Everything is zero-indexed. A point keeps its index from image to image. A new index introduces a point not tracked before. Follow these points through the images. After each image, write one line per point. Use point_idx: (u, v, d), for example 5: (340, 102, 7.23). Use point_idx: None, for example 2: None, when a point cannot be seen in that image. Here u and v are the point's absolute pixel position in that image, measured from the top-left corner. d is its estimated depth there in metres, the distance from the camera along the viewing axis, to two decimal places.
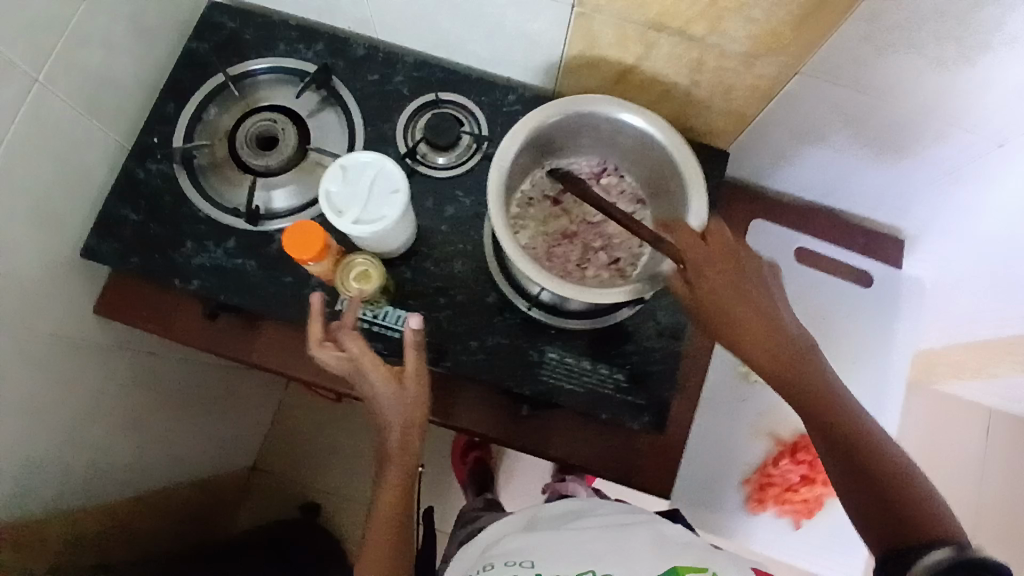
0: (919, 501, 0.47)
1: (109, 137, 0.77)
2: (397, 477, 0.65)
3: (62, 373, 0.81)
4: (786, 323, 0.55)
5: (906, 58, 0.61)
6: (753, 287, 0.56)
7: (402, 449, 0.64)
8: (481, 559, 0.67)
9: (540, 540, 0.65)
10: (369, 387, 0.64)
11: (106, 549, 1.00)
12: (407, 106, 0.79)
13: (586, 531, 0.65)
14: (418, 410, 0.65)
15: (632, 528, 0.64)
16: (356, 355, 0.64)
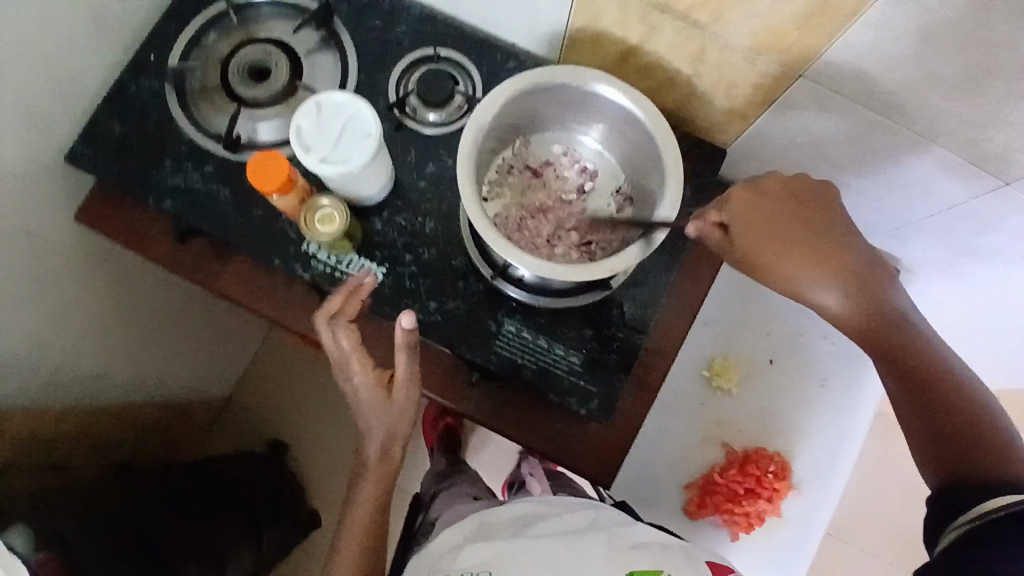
0: (995, 448, 0.52)
1: (106, 47, 0.77)
2: (373, 481, 0.73)
3: (36, 275, 0.82)
4: (877, 279, 0.57)
5: (915, 76, 0.58)
6: (834, 245, 0.57)
7: (382, 460, 0.72)
8: (438, 572, 0.63)
9: (496, 550, 0.61)
10: (360, 397, 0.69)
11: (65, 454, 1.01)
12: (404, 58, 0.78)
13: (542, 539, 0.61)
14: (400, 423, 0.69)
15: (588, 534, 0.61)
16: (345, 357, 0.67)
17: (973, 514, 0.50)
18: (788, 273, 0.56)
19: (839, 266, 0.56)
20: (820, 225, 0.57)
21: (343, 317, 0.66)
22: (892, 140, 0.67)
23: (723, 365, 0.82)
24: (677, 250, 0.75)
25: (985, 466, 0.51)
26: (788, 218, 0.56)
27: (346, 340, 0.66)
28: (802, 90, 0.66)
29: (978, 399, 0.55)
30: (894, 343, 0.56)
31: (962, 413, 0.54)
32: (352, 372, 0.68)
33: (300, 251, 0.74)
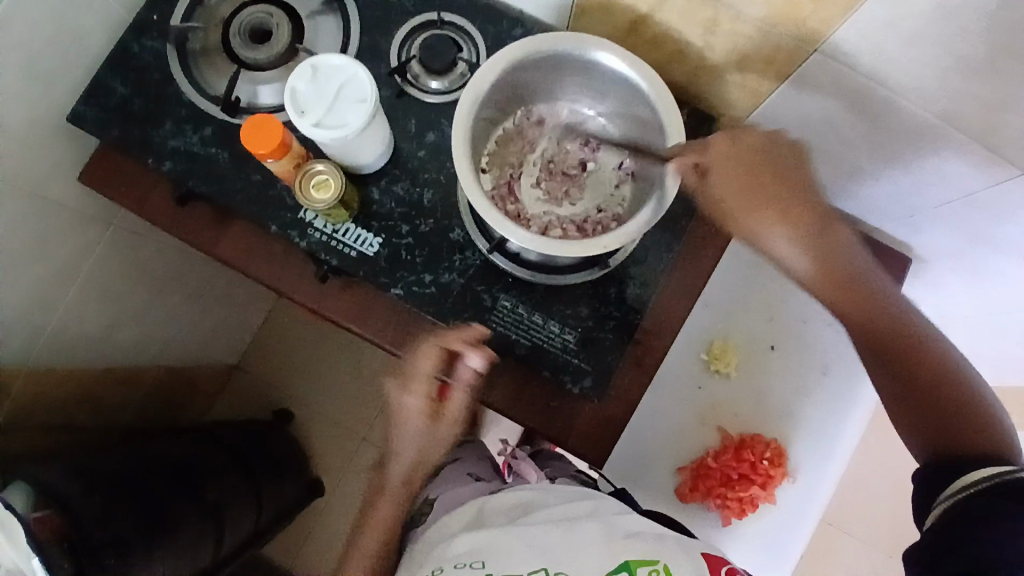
0: (973, 414, 0.53)
1: (108, 4, 0.76)
2: (393, 498, 0.72)
3: (39, 235, 0.82)
4: (840, 240, 0.56)
5: (937, 53, 0.55)
6: (803, 202, 0.55)
7: (405, 482, 0.72)
8: (428, 562, 0.61)
9: (489, 536, 0.60)
10: (405, 414, 0.69)
11: (71, 414, 1.03)
12: (407, 23, 0.76)
13: (534, 526, 0.61)
14: (434, 449, 0.71)
15: (581, 522, 0.61)
16: (414, 376, 0.67)
17: (957, 486, 0.50)
18: (763, 235, 0.56)
19: (809, 225, 0.55)
20: (787, 181, 0.56)
21: (446, 343, 0.66)
22: (909, 123, 0.64)
23: (722, 349, 0.80)
24: (679, 229, 0.73)
25: (970, 435, 0.52)
26: (760, 176, 0.56)
27: (430, 364, 0.66)
28: (816, 66, 0.63)
29: (949, 358, 0.55)
30: (860, 306, 0.55)
31: (937, 377, 0.54)
32: (412, 392, 0.67)
33: (296, 218, 0.73)
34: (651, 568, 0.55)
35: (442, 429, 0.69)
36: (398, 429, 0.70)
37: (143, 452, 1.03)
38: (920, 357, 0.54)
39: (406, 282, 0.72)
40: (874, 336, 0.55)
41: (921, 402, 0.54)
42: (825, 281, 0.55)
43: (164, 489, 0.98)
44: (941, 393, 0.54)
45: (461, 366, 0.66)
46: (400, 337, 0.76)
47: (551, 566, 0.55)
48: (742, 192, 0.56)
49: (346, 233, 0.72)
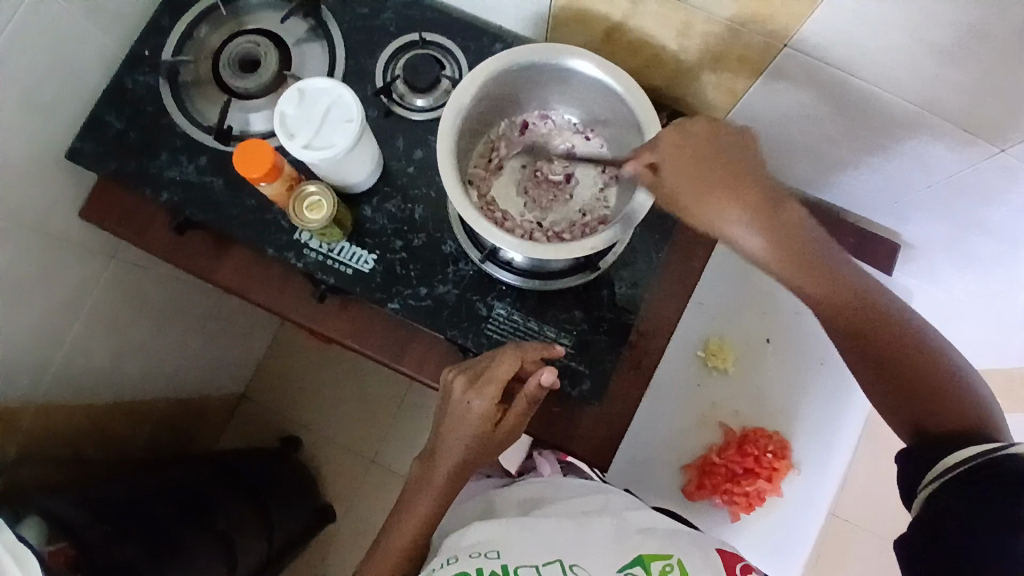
0: (951, 390, 0.52)
1: (102, 42, 0.78)
2: (434, 498, 0.67)
3: (42, 270, 0.84)
4: (789, 213, 0.53)
5: (905, 41, 0.56)
6: (754, 185, 0.53)
7: (445, 484, 0.68)
8: (443, 551, 0.59)
9: (502, 527, 0.60)
10: (463, 412, 0.64)
11: (80, 447, 1.04)
12: (391, 44, 0.79)
13: (548, 518, 0.63)
14: (481, 453, 0.67)
15: (593, 517, 0.63)
16: (489, 379, 0.63)
17: (942, 467, 0.50)
18: (712, 218, 0.53)
19: (764, 211, 0.52)
20: (739, 165, 0.53)
21: (524, 358, 0.64)
22: (885, 111, 0.66)
23: (718, 345, 0.81)
24: (667, 230, 0.75)
25: (945, 411, 0.51)
26: (706, 167, 0.54)
27: (507, 371, 0.63)
28: (790, 61, 0.65)
29: (923, 329, 0.53)
30: (826, 286, 0.53)
31: (912, 355, 0.53)
32: (483, 397, 0.63)
33: (292, 240, 0.75)
34: (665, 563, 0.56)
35: (500, 436, 0.66)
36: (449, 429, 0.66)
37: (151, 482, 1.04)
38: (895, 337, 0.53)
39: (403, 296, 0.73)
40: (847, 317, 0.54)
41: (900, 383, 0.53)
42: (779, 262, 0.53)
43: (173, 517, 0.99)
44: (917, 370, 0.52)
45: (533, 380, 0.63)
46: (400, 351, 0.77)
47: (565, 557, 0.55)
48: (691, 184, 0.54)
49: (341, 252, 0.74)
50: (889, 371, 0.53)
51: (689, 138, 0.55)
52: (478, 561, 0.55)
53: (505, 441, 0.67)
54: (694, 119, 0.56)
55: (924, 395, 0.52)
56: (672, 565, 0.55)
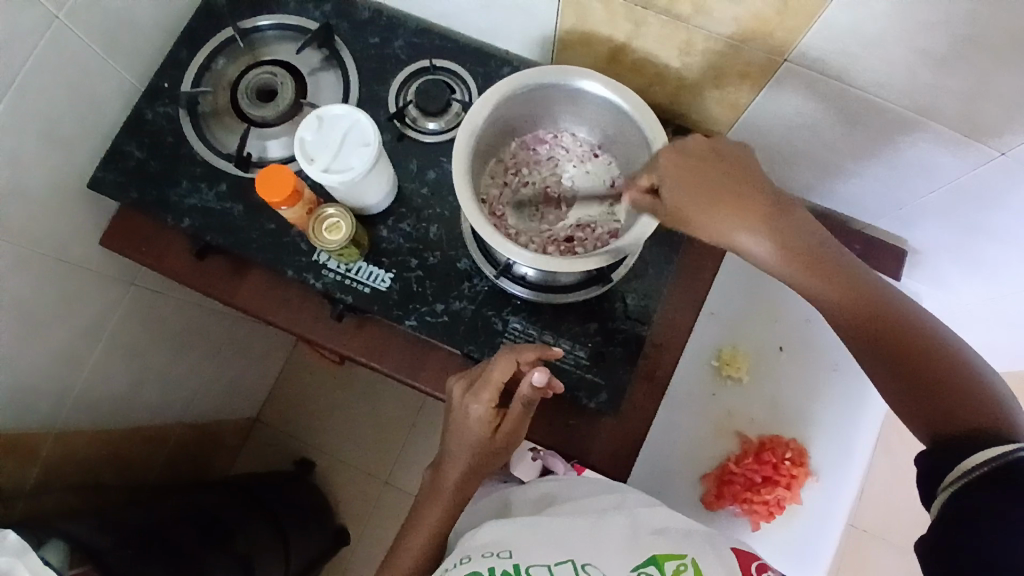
0: (973, 391, 0.49)
1: (123, 76, 0.82)
2: (447, 501, 0.70)
3: (64, 297, 0.86)
4: (795, 219, 0.55)
5: (902, 52, 0.58)
6: (755, 193, 0.55)
7: (456, 490, 0.69)
8: (456, 552, 0.60)
9: (515, 529, 0.61)
10: (464, 416, 0.66)
11: (99, 473, 1.05)
12: (402, 71, 0.82)
13: (561, 518, 0.63)
14: (487, 457, 0.68)
15: (606, 517, 0.63)
16: (485, 382, 0.64)
17: (961, 471, 0.47)
18: (715, 227, 0.55)
19: (768, 217, 0.55)
20: (744, 175, 0.56)
21: (519, 359, 0.63)
22: (886, 118, 0.67)
23: (731, 354, 0.82)
24: (677, 242, 0.76)
25: (965, 412, 0.49)
26: (712, 174, 0.56)
27: (501, 374, 0.63)
28: (789, 75, 0.67)
29: (948, 337, 0.52)
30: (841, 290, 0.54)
31: (931, 359, 0.51)
32: (480, 400, 0.64)
33: (310, 261, 0.77)
34: (678, 562, 0.55)
35: (503, 437, 0.67)
36: (453, 434, 0.67)
37: (169, 506, 1.05)
38: (914, 341, 0.52)
39: (419, 313, 0.75)
40: (863, 321, 0.54)
41: (920, 386, 0.51)
42: (792, 267, 0.54)
43: (192, 540, 0.99)
44: (938, 372, 0.50)
45: (525, 381, 0.63)
46: (417, 368, 0.78)
47: (578, 557, 0.55)
48: (698, 189, 0.56)
49: (359, 272, 0.76)
50: (909, 374, 0.51)
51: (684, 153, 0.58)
52: (490, 561, 0.55)
53: (509, 443, 0.68)
54: (696, 138, 0.59)
55: (944, 397, 0.50)
56: (685, 564, 0.55)
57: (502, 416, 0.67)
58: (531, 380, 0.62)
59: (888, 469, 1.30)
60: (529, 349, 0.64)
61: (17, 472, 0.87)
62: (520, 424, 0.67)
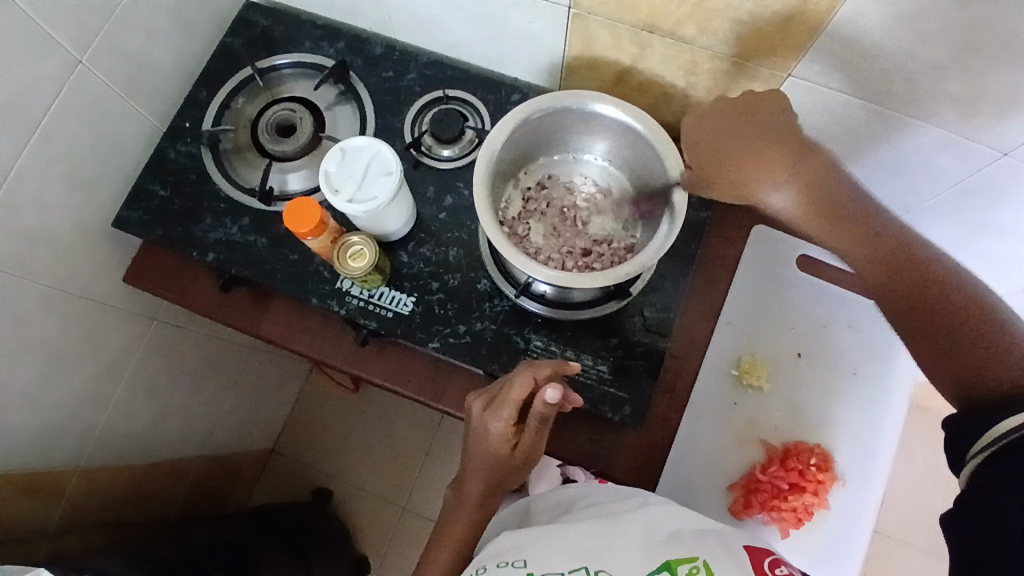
0: (1000, 345, 0.48)
1: (146, 117, 0.85)
2: (472, 514, 0.70)
3: (88, 334, 0.87)
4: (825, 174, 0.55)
5: (900, 61, 0.61)
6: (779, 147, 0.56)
7: (478, 505, 0.70)
8: (474, 563, 0.59)
9: (530, 538, 0.59)
10: (483, 431, 0.66)
11: (121, 509, 1.05)
12: (415, 102, 0.85)
13: (578, 525, 0.60)
14: (509, 473, 0.69)
15: (625, 518, 0.60)
16: (503, 400, 0.64)
17: (988, 440, 0.46)
18: (728, 178, 0.58)
19: (782, 163, 0.56)
20: (766, 129, 0.57)
21: (536, 376, 0.64)
22: (888, 125, 0.70)
23: (751, 362, 0.83)
24: (691, 255, 0.78)
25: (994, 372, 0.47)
26: (721, 135, 0.59)
27: (520, 392, 0.63)
28: (790, 88, 0.70)
29: (971, 287, 0.51)
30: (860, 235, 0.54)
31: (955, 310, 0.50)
32: (499, 417, 0.65)
33: (334, 289, 0.79)
34: (692, 565, 0.52)
35: (522, 454, 0.67)
36: (476, 449, 0.68)
37: (192, 539, 1.05)
38: (952, 304, 0.50)
39: (442, 335, 0.76)
40: (883, 266, 0.53)
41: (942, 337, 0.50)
42: (807, 214, 0.55)
43: (216, 568, 0.99)
44: (960, 323, 0.50)
45: (539, 399, 0.62)
46: (441, 390, 0.80)
47: (591, 564, 0.53)
48: (723, 143, 0.59)
49: (381, 297, 0.77)
50: (933, 328, 0.51)
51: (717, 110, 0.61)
52: (505, 571, 0.54)
53: (529, 459, 0.68)
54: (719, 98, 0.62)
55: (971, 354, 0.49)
56: (698, 567, 0.51)
57: (521, 434, 0.67)
58: (544, 398, 0.61)
59: (909, 474, 1.30)
60: (545, 366, 0.65)
61: (42, 510, 0.87)
62: (539, 440, 0.67)
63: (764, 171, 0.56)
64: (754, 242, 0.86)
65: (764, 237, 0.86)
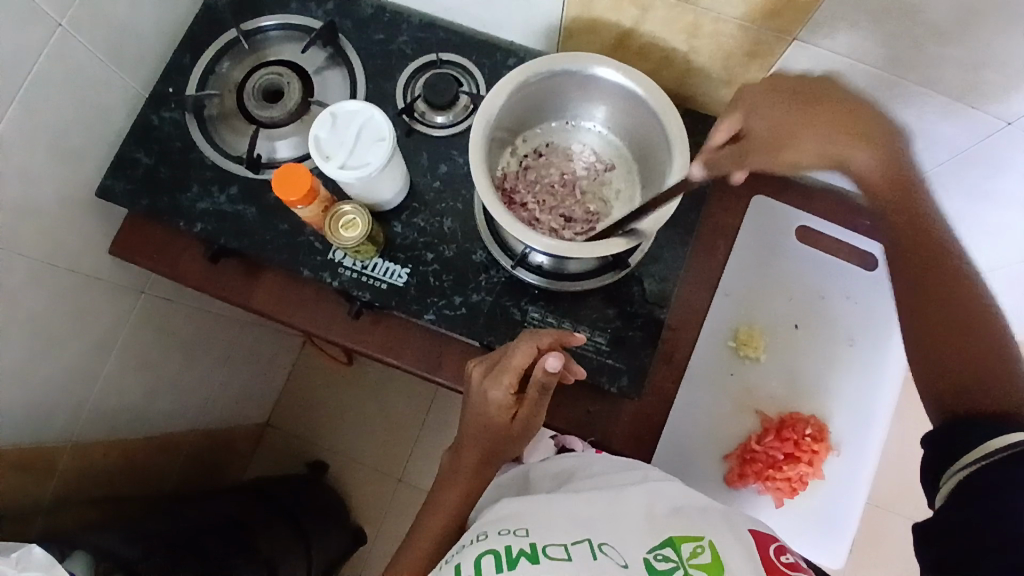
0: (1003, 370, 0.51)
1: (128, 84, 0.81)
2: (469, 482, 0.69)
3: (76, 307, 0.85)
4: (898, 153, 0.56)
5: (910, 26, 0.59)
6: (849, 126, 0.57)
7: (474, 475, 0.69)
8: (474, 529, 0.59)
9: (529, 506, 0.58)
10: (484, 398, 0.66)
11: (115, 485, 1.04)
12: (408, 66, 0.82)
13: (576, 495, 0.60)
14: (507, 443, 0.68)
15: (626, 491, 0.60)
16: (505, 368, 0.64)
17: (978, 454, 0.48)
18: (804, 153, 0.58)
19: (864, 137, 0.56)
20: (830, 107, 0.57)
21: (539, 345, 0.63)
22: (895, 93, 0.68)
23: (749, 333, 0.82)
24: (690, 225, 0.77)
25: (995, 388, 0.51)
26: (809, 98, 0.58)
27: (522, 359, 0.63)
28: (794, 53, 0.68)
29: (998, 307, 0.54)
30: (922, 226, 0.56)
31: (975, 325, 0.53)
32: (500, 385, 0.64)
33: (326, 260, 0.77)
34: (696, 544, 0.51)
35: (521, 425, 0.67)
36: (473, 418, 0.68)
37: (190, 514, 1.05)
38: (973, 330, 0.53)
39: (438, 306, 0.75)
40: (925, 258, 0.55)
41: (953, 346, 0.53)
42: (886, 185, 0.57)
43: (217, 544, 1.00)
44: (974, 342, 0.52)
45: (540, 366, 0.62)
46: (436, 362, 0.79)
47: (594, 536, 0.53)
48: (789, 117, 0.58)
49: (375, 268, 0.76)
50: (946, 345, 0.54)
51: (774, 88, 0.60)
52: (507, 539, 0.53)
53: (529, 429, 0.67)
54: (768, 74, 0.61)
55: (974, 368, 0.52)
56: (703, 546, 0.51)
57: (520, 404, 0.66)
58: (545, 366, 0.61)
59: (898, 441, 1.32)
60: (549, 335, 0.64)
61: (35, 487, 0.86)
62: (539, 411, 0.67)
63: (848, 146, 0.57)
64: (754, 211, 0.85)
65: (764, 206, 0.85)
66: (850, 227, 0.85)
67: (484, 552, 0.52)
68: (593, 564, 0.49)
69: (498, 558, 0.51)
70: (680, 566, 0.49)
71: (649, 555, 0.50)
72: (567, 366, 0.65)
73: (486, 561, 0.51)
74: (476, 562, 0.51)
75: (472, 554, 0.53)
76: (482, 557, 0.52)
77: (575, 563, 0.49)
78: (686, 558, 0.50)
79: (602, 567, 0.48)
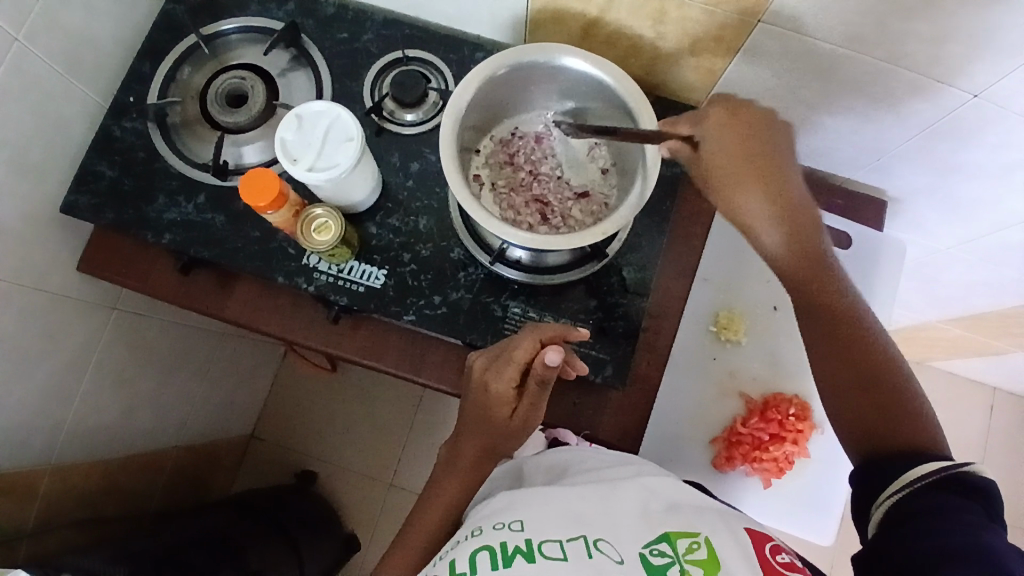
0: (909, 414, 0.55)
1: (87, 94, 0.79)
2: (459, 481, 0.68)
3: (47, 328, 0.82)
4: (816, 224, 0.59)
5: (873, 3, 0.59)
6: (785, 195, 0.58)
7: (461, 476, 0.68)
8: (469, 525, 0.58)
9: (523, 499, 0.58)
10: (485, 390, 0.65)
11: (97, 506, 1.01)
12: (375, 64, 0.81)
13: (573, 488, 0.60)
14: (503, 441, 0.67)
15: (621, 488, 0.60)
16: (505, 362, 0.64)
17: (901, 484, 0.51)
18: (740, 202, 0.59)
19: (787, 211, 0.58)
20: (770, 166, 0.58)
21: (542, 338, 0.63)
22: (863, 70, 0.68)
23: (728, 317, 0.83)
24: (667, 213, 0.77)
25: (908, 433, 0.54)
26: (756, 148, 0.58)
27: (525, 353, 0.63)
28: (759, 36, 0.68)
29: (897, 351, 0.58)
30: (832, 291, 0.58)
31: (883, 376, 0.56)
32: (500, 377, 0.64)
33: (301, 265, 0.76)
34: (692, 540, 0.52)
35: (519, 421, 0.66)
36: (471, 413, 0.67)
37: (176, 532, 1.02)
38: (883, 374, 0.56)
39: (418, 307, 0.74)
40: (833, 318, 0.58)
41: (870, 393, 0.56)
42: (798, 263, 0.58)
43: (206, 563, 0.97)
44: (883, 387, 0.56)
45: (539, 359, 0.61)
46: (419, 363, 0.78)
47: (589, 532, 0.52)
48: (736, 162, 0.59)
49: (352, 271, 0.75)
50: (864, 390, 0.56)
51: (735, 124, 0.59)
52: (501, 534, 0.53)
53: (528, 429, 0.67)
54: (727, 107, 0.60)
55: (883, 410, 0.55)
56: (699, 543, 0.51)
57: (519, 399, 0.65)
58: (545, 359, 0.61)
59: None
60: (551, 329, 0.64)
61: (17, 513, 0.84)
62: (538, 408, 0.66)
63: (770, 210, 0.58)
64: None
65: None
66: (825, 207, 0.88)
67: (480, 548, 0.51)
68: (589, 562, 0.48)
69: (494, 554, 0.50)
70: (677, 562, 0.49)
71: (645, 550, 0.51)
72: (569, 362, 0.65)
73: (482, 557, 0.50)
74: (471, 558, 0.50)
75: (467, 550, 0.52)
76: (477, 553, 0.51)
77: (571, 562, 0.48)
78: (682, 554, 0.50)
79: (599, 566, 0.48)
